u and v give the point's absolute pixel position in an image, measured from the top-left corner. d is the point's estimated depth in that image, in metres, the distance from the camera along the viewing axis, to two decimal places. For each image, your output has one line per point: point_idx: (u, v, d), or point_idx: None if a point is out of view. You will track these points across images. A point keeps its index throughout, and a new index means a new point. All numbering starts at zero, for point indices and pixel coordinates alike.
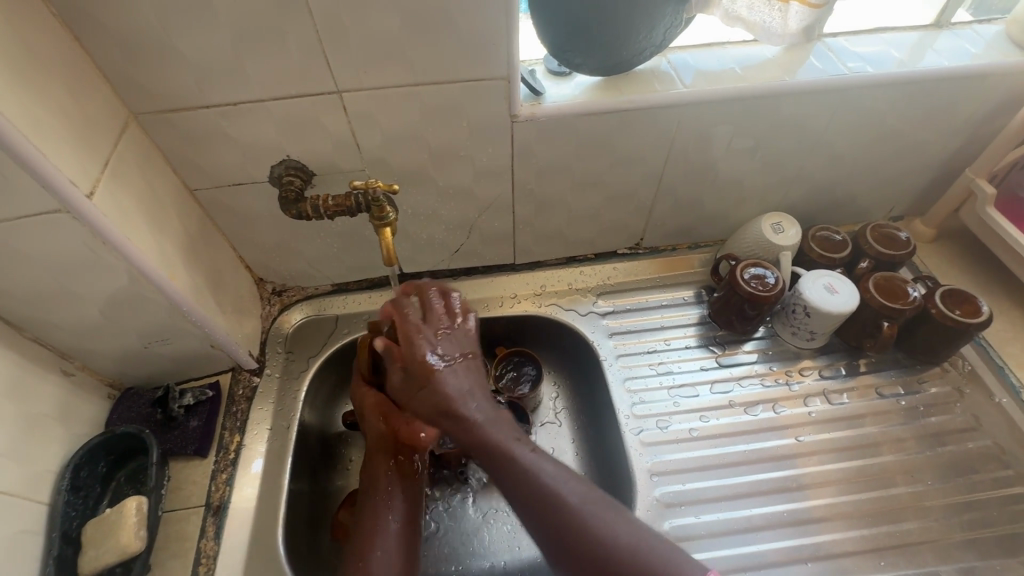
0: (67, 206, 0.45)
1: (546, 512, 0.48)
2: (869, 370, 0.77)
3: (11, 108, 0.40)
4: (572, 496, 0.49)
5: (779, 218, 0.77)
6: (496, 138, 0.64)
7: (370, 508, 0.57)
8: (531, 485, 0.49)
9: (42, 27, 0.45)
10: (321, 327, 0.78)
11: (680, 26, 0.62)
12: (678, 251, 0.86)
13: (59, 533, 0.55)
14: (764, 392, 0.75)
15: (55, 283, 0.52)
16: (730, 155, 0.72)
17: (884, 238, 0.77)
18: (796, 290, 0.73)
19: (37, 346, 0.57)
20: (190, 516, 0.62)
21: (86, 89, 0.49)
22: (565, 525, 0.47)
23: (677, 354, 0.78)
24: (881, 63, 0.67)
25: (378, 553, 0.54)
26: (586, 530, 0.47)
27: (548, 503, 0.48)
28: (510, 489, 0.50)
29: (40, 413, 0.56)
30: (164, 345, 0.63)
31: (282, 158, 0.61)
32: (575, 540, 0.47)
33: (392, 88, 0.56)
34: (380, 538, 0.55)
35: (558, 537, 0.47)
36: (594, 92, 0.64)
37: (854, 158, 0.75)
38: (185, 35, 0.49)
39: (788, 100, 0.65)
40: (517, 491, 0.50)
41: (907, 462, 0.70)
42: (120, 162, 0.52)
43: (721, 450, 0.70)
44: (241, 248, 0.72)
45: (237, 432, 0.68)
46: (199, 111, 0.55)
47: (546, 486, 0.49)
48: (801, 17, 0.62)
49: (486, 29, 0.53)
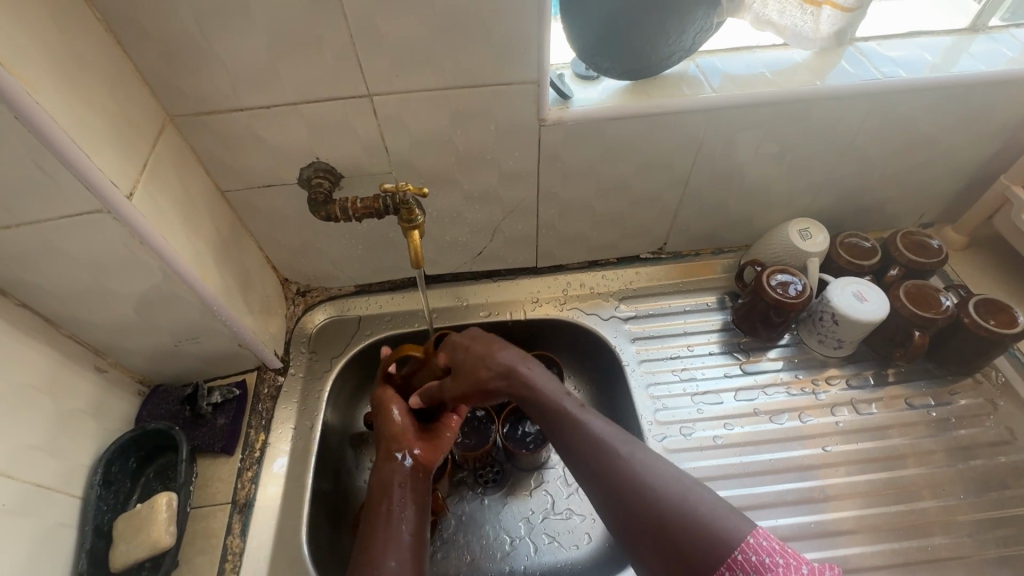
0: (108, 206, 0.46)
1: (594, 459, 0.52)
2: (898, 380, 0.75)
3: (57, 110, 0.41)
4: (619, 446, 0.52)
5: (807, 224, 0.76)
6: (523, 142, 0.64)
7: (381, 511, 0.56)
8: (582, 435, 0.54)
9: (87, 32, 0.46)
10: (344, 328, 0.79)
11: (710, 31, 0.62)
12: (700, 256, 0.85)
13: (91, 526, 0.56)
14: (790, 401, 0.74)
15: (92, 281, 0.53)
16: (758, 160, 0.71)
17: (915, 245, 0.75)
18: (823, 297, 0.72)
19: (73, 343, 0.58)
20: (216, 513, 0.62)
21: (127, 92, 0.50)
22: (612, 470, 0.51)
23: (701, 361, 0.77)
24: (915, 67, 0.66)
25: (392, 563, 0.52)
26: (630, 475, 0.50)
27: (596, 451, 0.52)
28: (564, 442, 0.55)
29: (74, 408, 0.57)
30: (194, 343, 0.64)
31: (312, 160, 0.62)
32: (621, 483, 0.50)
33: (422, 91, 0.57)
34: (394, 543, 0.54)
35: (606, 484, 0.51)
36: (622, 96, 0.64)
37: (885, 164, 0.74)
38: (222, 38, 0.50)
39: (819, 105, 0.65)
40: (570, 442, 0.55)
41: (937, 475, 0.68)
42: (156, 163, 0.53)
43: (746, 458, 0.69)
44: (268, 248, 0.73)
45: (262, 431, 0.68)
46: (233, 114, 0.56)
47: (595, 435, 0.54)
48: (832, 21, 0.62)
49: (517, 32, 0.53)
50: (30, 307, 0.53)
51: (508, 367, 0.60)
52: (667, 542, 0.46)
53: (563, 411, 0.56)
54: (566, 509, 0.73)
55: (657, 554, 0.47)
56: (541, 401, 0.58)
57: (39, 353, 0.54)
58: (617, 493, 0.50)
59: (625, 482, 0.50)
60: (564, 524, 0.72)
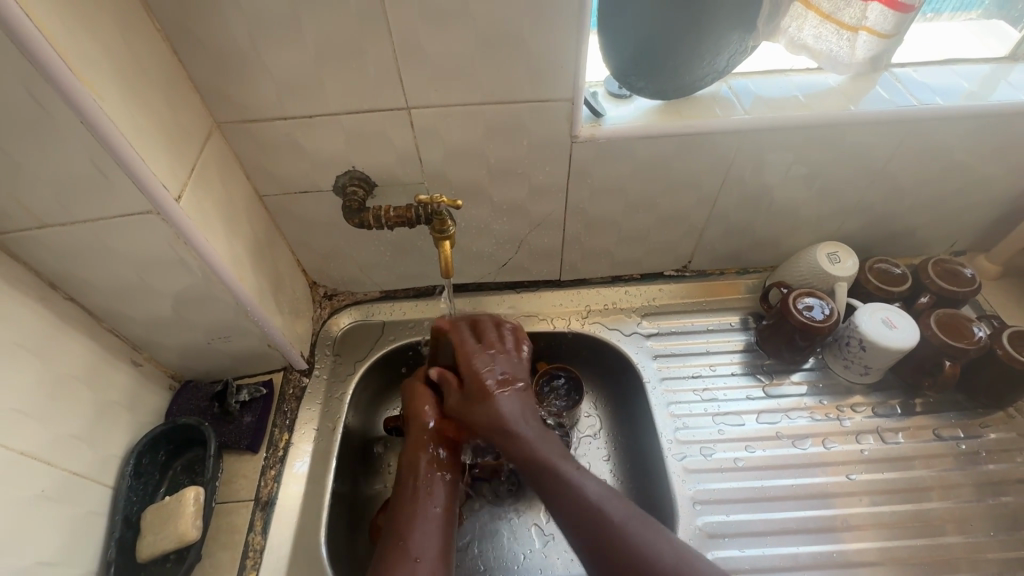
0: (158, 208, 0.48)
1: (589, 527, 0.51)
2: (926, 411, 0.74)
3: (120, 116, 0.44)
4: (615, 512, 0.51)
5: (836, 248, 0.75)
6: (554, 156, 0.65)
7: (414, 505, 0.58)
8: (583, 503, 0.52)
9: (148, 42, 0.48)
10: (368, 333, 0.80)
11: (745, 53, 0.63)
12: (725, 276, 0.85)
13: (121, 516, 0.58)
14: (813, 426, 0.73)
15: (136, 279, 0.55)
16: (787, 183, 0.71)
17: (947, 273, 0.74)
18: (851, 322, 0.72)
19: (112, 336, 0.60)
20: (240, 509, 0.64)
21: (181, 99, 0.52)
22: (607, 538, 0.50)
23: (722, 381, 0.76)
24: (952, 94, 0.65)
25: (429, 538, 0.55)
26: (624, 540, 0.49)
27: (594, 519, 0.51)
28: (562, 512, 0.53)
29: (111, 400, 0.59)
30: (225, 342, 0.66)
31: (348, 168, 0.64)
32: (617, 553, 0.49)
33: (459, 105, 0.58)
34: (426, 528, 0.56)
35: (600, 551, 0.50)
36: (655, 115, 0.65)
37: (918, 191, 0.73)
38: (272, 50, 0.52)
39: (852, 130, 0.64)
40: (570, 513, 0.52)
41: (963, 510, 0.67)
42: (203, 167, 0.55)
43: (766, 483, 0.68)
44: (299, 252, 0.75)
45: (286, 430, 0.70)
46: (276, 122, 0.58)
47: (590, 501, 0.52)
48: (869, 46, 0.63)
49: (554, 51, 0.54)
50: (76, 301, 0.56)
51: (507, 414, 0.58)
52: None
53: (557, 469, 0.55)
54: None
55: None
56: (540, 459, 0.56)
57: (81, 345, 0.56)
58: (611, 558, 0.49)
59: (619, 550, 0.49)
60: None
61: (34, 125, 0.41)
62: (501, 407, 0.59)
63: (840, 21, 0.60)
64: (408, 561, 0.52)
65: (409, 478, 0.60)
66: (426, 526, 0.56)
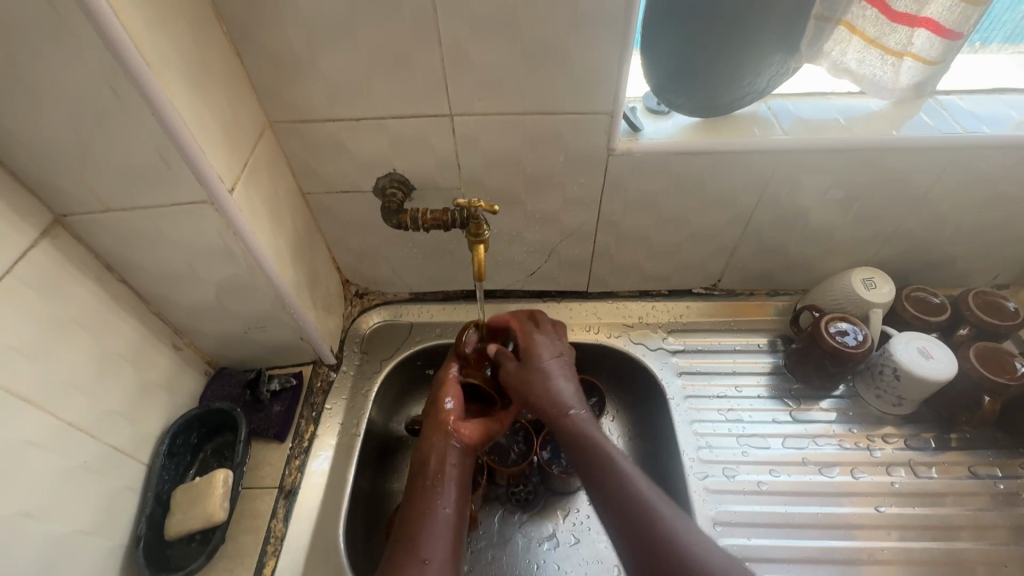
0: (212, 198, 0.51)
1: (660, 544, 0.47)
2: (961, 447, 0.71)
3: (186, 110, 0.46)
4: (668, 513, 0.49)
5: (871, 274, 0.74)
6: (590, 168, 0.66)
7: (419, 496, 0.56)
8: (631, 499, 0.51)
9: (216, 44, 0.51)
10: (395, 333, 0.82)
11: (787, 74, 0.63)
12: (754, 296, 0.84)
13: (152, 494, 0.59)
14: (841, 455, 0.71)
15: (185, 265, 0.57)
16: (822, 206, 0.70)
17: (989, 306, 0.72)
18: (885, 350, 0.70)
19: (157, 319, 0.63)
20: (263, 497, 0.65)
21: (240, 97, 0.55)
22: (689, 564, 0.46)
23: (748, 403, 0.75)
24: (999, 124, 0.64)
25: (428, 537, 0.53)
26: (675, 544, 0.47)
27: (668, 542, 0.47)
28: (626, 532, 0.49)
29: (151, 380, 0.62)
30: (261, 332, 0.68)
31: (389, 171, 0.66)
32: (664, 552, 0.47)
33: (500, 114, 0.60)
34: (431, 522, 0.54)
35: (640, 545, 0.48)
36: (692, 131, 0.65)
37: (961, 220, 0.72)
38: (328, 55, 0.54)
39: (892, 155, 0.64)
40: (639, 534, 0.48)
41: (1000, 553, 0.64)
42: (255, 162, 0.57)
43: (790, 509, 0.67)
44: (335, 249, 0.77)
45: (312, 422, 0.71)
46: (325, 123, 0.61)
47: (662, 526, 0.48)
48: (913, 73, 0.62)
49: (598, 65, 0.55)
50: (128, 283, 0.58)
51: (559, 390, 0.61)
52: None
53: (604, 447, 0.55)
54: (596, 537, 0.72)
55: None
56: (614, 472, 0.53)
57: (128, 325, 0.58)
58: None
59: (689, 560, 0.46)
60: (593, 553, 0.71)
61: (110, 116, 0.44)
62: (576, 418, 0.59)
63: (885, 46, 0.60)
64: (418, 563, 0.50)
65: (417, 478, 0.58)
66: (435, 529, 0.53)
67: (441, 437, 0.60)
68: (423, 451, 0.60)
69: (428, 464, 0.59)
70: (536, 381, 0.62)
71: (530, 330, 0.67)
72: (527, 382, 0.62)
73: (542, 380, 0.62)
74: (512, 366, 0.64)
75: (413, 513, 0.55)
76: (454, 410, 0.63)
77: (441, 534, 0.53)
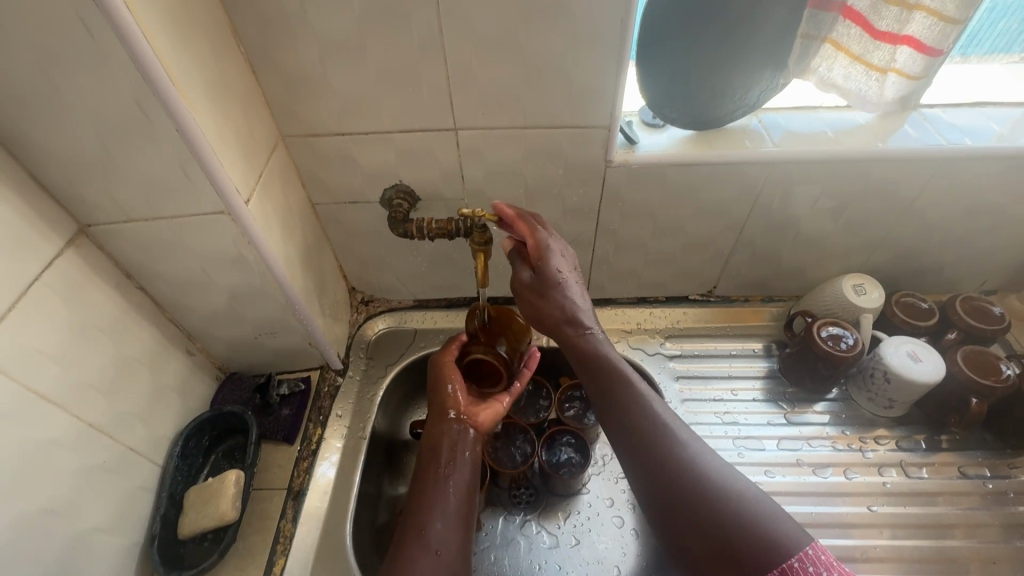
0: (229, 209, 0.53)
1: (670, 462, 0.51)
2: (952, 448, 0.73)
3: (208, 127, 0.49)
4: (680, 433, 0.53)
5: (862, 280, 0.76)
6: (589, 179, 0.68)
7: (430, 481, 0.59)
8: (647, 420, 0.54)
9: (235, 64, 0.54)
10: (400, 339, 0.84)
11: (776, 89, 0.66)
12: (750, 303, 0.87)
13: (166, 494, 0.61)
14: (835, 456, 0.73)
15: (200, 272, 0.60)
16: (813, 214, 0.73)
17: (975, 311, 0.74)
18: (876, 354, 0.72)
19: (172, 325, 0.65)
20: (273, 497, 0.67)
21: (255, 113, 0.58)
22: (695, 478, 0.49)
23: (744, 406, 0.77)
24: (981, 135, 0.67)
25: (439, 523, 0.54)
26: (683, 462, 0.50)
27: (680, 458, 0.51)
28: (639, 452, 0.53)
29: (166, 384, 0.64)
30: (271, 337, 0.71)
31: (395, 182, 0.68)
32: (673, 468, 0.50)
33: (502, 128, 0.63)
34: (442, 506, 0.56)
35: (652, 462, 0.51)
36: (686, 143, 0.68)
37: (947, 227, 0.74)
38: (339, 73, 0.57)
39: (879, 166, 0.67)
40: (656, 455, 0.52)
41: (990, 550, 0.65)
42: (269, 175, 0.60)
43: (785, 508, 0.69)
44: (342, 258, 0.80)
45: (319, 425, 0.73)
46: (335, 137, 0.64)
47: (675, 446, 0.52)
48: (897, 87, 0.65)
49: (595, 82, 0.58)
50: (145, 290, 0.61)
51: (573, 305, 0.61)
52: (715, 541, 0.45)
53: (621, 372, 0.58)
54: (596, 538, 0.74)
55: (701, 554, 0.46)
56: (631, 395, 0.56)
57: (145, 331, 0.61)
58: (686, 506, 0.48)
59: (695, 476, 0.49)
60: (593, 554, 0.73)
61: (136, 133, 0.46)
62: (590, 339, 0.60)
63: (869, 62, 0.63)
64: (430, 554, 0.52)
65: (429, 462, 0.60)
66: (446, 516, 0.55)
67: (446, 424, 0.63)
68: (432, 438, 0.62)
69: (441, 448, 0.61)
70: (549, 302, 0.61)
71: (537, 231, 0.62)
72: (537, 303, 0.62)
73: (558, 297, 0.61)
74: (527, 277, 0.62)
75: (425, 498, 0.57)
76: (456, 394, 0.65)
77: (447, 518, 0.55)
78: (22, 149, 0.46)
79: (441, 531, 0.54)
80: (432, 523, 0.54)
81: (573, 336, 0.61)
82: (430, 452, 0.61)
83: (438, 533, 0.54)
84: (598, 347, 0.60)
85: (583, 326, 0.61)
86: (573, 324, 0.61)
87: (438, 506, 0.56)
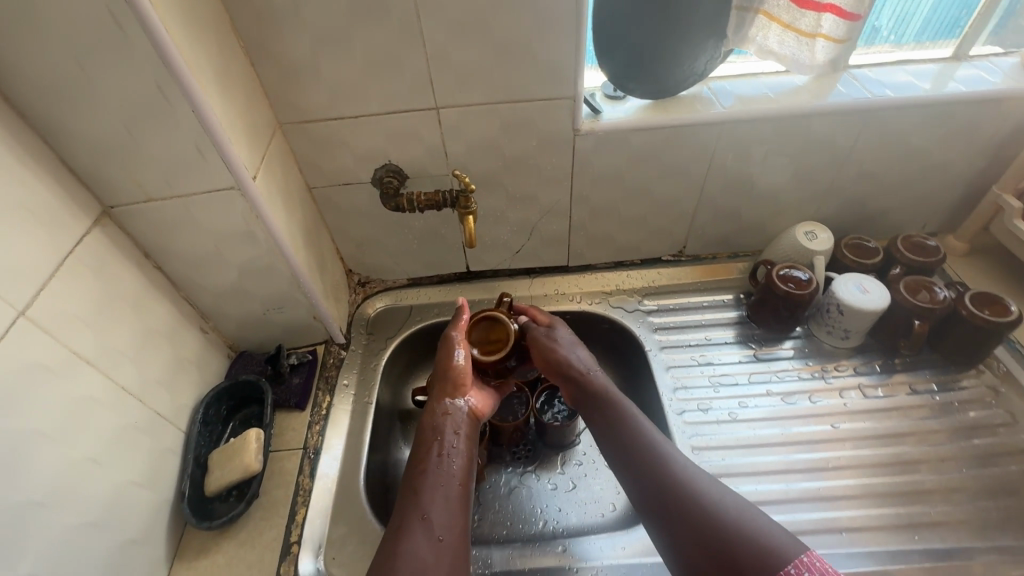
0: (240, 185, 0.59)
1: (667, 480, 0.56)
2: (904, 369, 0.81)
3: (218, 110, 0.55)
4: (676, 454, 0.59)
5: (812, 227, 0.84)
6: (560, 148, 0.75)
7: (429, 464, 0.60)
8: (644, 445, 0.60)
9: (237, 57, 0.61)
10: (397, 314, 0.90)
11: (719, 58, 0.75)
12: (718, 259, 0.94)
13: (192, 455, 0.66)
14: (801, 385, 0.80)
15: (212, 248, 0.65)
16: (764, 170, 0.81)
17: (915, 247, 0.82)
18: (830, 291, 0.80)
19: (186, 303, 0.71)
20: (289, 457, 0.72)
21: (257, 102, 0.64)
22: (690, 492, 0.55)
23: (717, 349, 0.85)
24: (902, 88, 0.75)
25: (440, 506, 0.56)
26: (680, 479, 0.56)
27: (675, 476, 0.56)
28: (638, 474, 0.58)
29: (184, 357, 0.69)
30: (279, 312, 0.76)
31: (384, 162, 0.75)
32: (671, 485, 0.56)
33: (478, 104, 0.70)
34: (439, 487, 0.58)
35: (651, 481, 0.57)
36: (645, 111, 0.76)
37: (883, 174, 0.83)
38: (329, 61, 0.64)
39: (815, 119, 0.75)
40: (653, 475, 0.57)
41: (940, 451, 0.73)
42: (270, 158, 0.66)
43: (758, 431, 0.75)
44: (338, 240, 0.86)
45: (328, 393, 0.79)
46: (328, 122, 0.70)
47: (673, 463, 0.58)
48: (827, 51, 0.72)
49: (558, 56, 0.66)
50: (162, 269, 0.66)
51: (579, 358, 0.70)
52: (712, 552, 0.50)
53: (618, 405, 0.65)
54: (592, 481, 0.80)
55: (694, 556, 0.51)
56: (628, 422, 0.62)
57: (164, 307, 0.66)
58: (681, 514, 0.54)
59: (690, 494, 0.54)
60: (590, 495, 0.79)
61: (157, 116, 0.53)
62: (593, 381, 0.68)
63: (798, 30, 0.70)
64: (431, 537, 0.53)
65: (428, 444, 0.62)
66: (447, 498, 0.57)
67: (452, 406, 0.66)
68: (434, 419, 0.65)
69: (442, 431, 0.64)
70: (554, 351, 0.70)
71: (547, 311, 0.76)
72: (545, 349, 0.71)
73: (565, 349, 0.70)
74: (539, 332, 0.73)
75: (423, 482, 0.58)
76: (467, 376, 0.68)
77: (447, 501, 0.57)
78: (56, 138, 0.52)
79: (443, 514, 0.55)
80: (433, 504, 0.56)
81: (577, 378, 0.68)
82: (432, 434, 0.63)
83: (439, 516, 0.55)
84: (601, 388, 0.67)
85: (585, 374, 0.69)
86: (576, 371, 0.69)
87: (437, 489, 0.57)
